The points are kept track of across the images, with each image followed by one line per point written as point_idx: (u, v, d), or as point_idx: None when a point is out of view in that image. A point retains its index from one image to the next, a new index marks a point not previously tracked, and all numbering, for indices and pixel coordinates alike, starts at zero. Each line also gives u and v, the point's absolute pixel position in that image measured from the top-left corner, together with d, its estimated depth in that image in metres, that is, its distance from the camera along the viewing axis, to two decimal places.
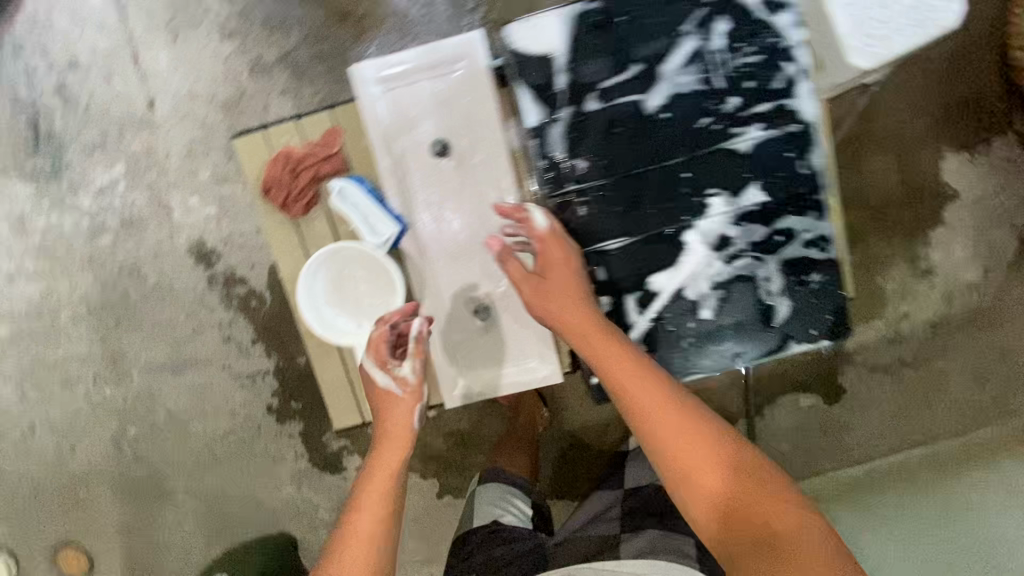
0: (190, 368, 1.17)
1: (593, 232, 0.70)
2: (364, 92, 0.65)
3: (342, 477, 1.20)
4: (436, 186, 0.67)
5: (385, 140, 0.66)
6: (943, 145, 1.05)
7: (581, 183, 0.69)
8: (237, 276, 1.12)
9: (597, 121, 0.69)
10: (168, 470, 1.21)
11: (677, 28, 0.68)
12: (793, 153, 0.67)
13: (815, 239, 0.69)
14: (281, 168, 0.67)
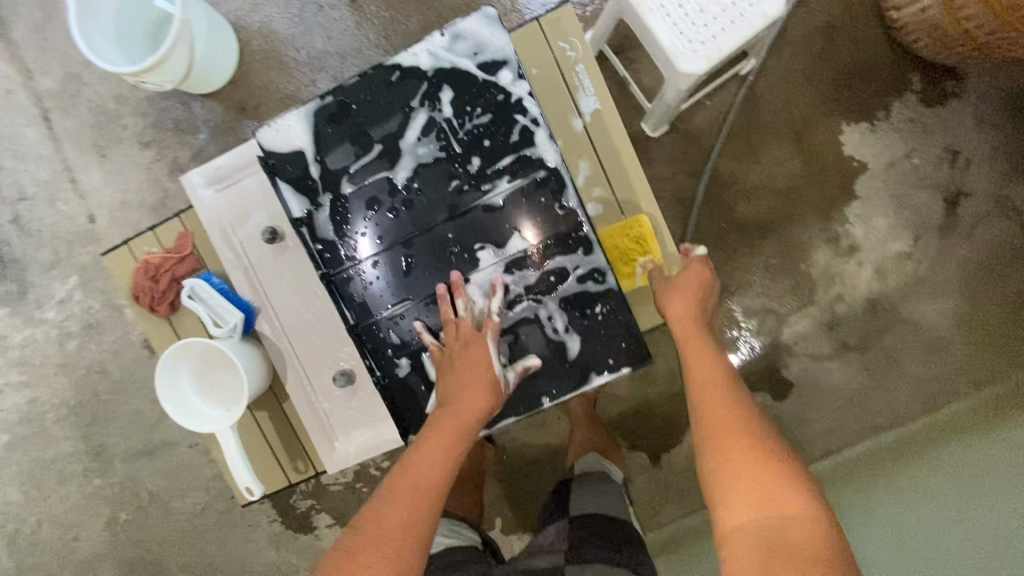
0: (164, 450, 1.26)
1: (373, 304, 0.68)
2: (195, 197, 0.71)
3: (315, 537, 1.25)
4: (258, 273, 0.72)
5: (219, 235, 0.71)
6: (841, 118, 1.02)
7: (353, 262, 0.67)
8: None
9: (347, 207, 0.67)
10: (159, 547, 1.30)
11: (408, 104, 0.66)
12: (548, 197, 0.65)
13: (592, 273, 0.66)
14: (141, 276, 0.73)
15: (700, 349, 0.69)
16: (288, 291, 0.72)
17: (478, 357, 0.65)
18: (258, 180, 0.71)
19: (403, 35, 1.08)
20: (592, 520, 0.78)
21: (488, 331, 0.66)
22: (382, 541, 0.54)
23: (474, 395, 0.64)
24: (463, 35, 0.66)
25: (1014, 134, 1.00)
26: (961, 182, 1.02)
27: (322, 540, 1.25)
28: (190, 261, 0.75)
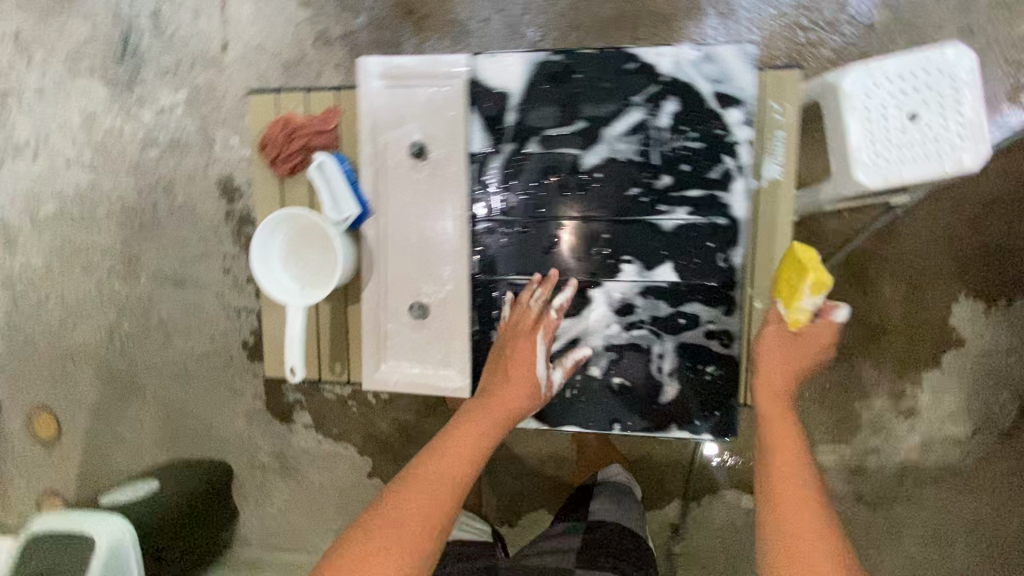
0: (188, 287, 1.27)
1: (505, 263, 0.72)
2: (364, 83, 0.70)
3: (288, 429, 1.27)
4: (391, 180, 0.71)
5: (369, 127, 0.71)
6: (962, 289, 1.00)
7: (507, 218, 0.71)
8: (252, 218, 1.22)
9: (529, 163, 0.70)
10: (143, 370, 1.32)
11: (629, 97, 0.68)
12: (716, 246, 0.68)
13: (719, 331, 0.70)
14: (279, 130, 0.73)
15: (784, 422, 0.67)
16: (408, 210, 0.72)
17: (528, 353, 0.69)
18: (434, 95, 0.70)
19: (591, 16, 1.06)
20: (610, 532, 0.78)
21: (542, 331, 0.70)
22: (402, 527, 0.62)
23: (511, 398, 0.69)
24: (714, 59, 0.66)
25: None
26: None
27: (292, 435, 1.27)
28: (328, 138, 0.75)
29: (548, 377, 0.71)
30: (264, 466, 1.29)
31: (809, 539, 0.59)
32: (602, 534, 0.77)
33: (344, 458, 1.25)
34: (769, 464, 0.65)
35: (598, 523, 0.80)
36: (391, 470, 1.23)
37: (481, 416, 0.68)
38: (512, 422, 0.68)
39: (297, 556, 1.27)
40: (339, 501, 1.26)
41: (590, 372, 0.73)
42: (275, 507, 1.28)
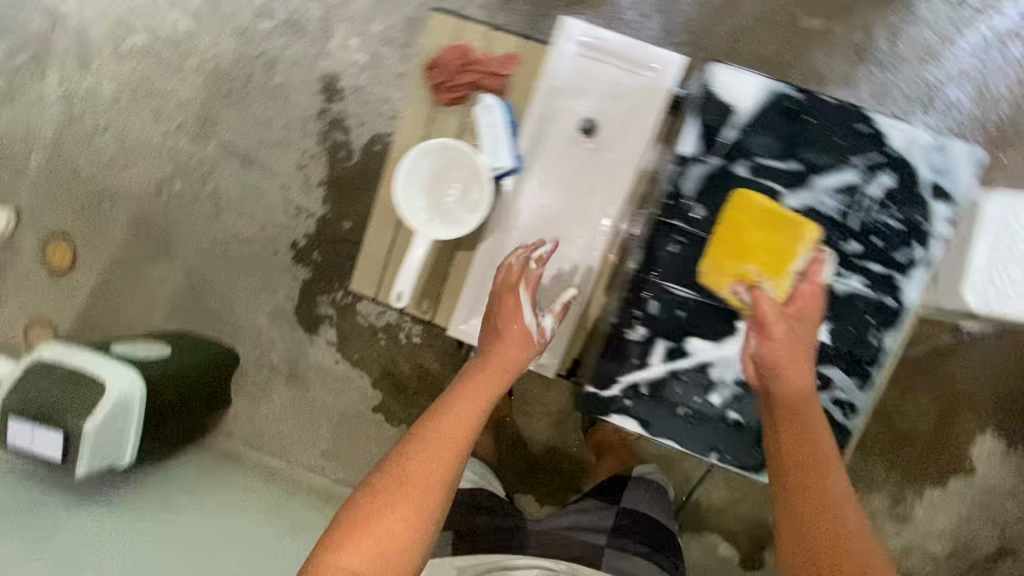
0: (256, 169, 1.23)
1: (679, 273, 0.81)
2: (562, 45, 0.84)
3: (309, 340, 1.25)
4: (558, 143, 0.87)
5: (546, 88, 0.85)
6: (991, 423, 1.05)
7: (689, 225, 0.80)
8: (344, 124, 1.19)
9: (737, 184, 0.80)
10: (180, 234, 1.27)
11: (851, 158, 0.78)
12: (876, 322, 0.79)
13: (846, 403, 0.81)
14: (453, 60, 0.86)
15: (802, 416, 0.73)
16: (570, 173, 0.87)
17: (512, 307, 0.83)
18: (618, 82, 0.85)
19: (750, 49, 1.05)
20: (641, 520, 0.82)
21: (524, 284, 0.84)
22: (410, 484, 0.69)
23: (512, 357, 0.81)
24: (944, 151, 0.78)
25: None
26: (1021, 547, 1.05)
27: (311, 347, 1.25)
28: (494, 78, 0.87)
29: (538, 324, 0.84)
30: (271, 367, 1.27)
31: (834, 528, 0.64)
32: (632, 523, 0.81)
33: (355, 385, 1.24)
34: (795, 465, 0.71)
35: (631, 509, 0.83)
36: (397, 411, 1.23)
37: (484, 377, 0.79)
38: (510, 377, 0.80)
39: (276, 463, 1.26)
40: (335, 424, 1.25)
41: (709, 399, 0.83)
42: (271, 409, 1.27)
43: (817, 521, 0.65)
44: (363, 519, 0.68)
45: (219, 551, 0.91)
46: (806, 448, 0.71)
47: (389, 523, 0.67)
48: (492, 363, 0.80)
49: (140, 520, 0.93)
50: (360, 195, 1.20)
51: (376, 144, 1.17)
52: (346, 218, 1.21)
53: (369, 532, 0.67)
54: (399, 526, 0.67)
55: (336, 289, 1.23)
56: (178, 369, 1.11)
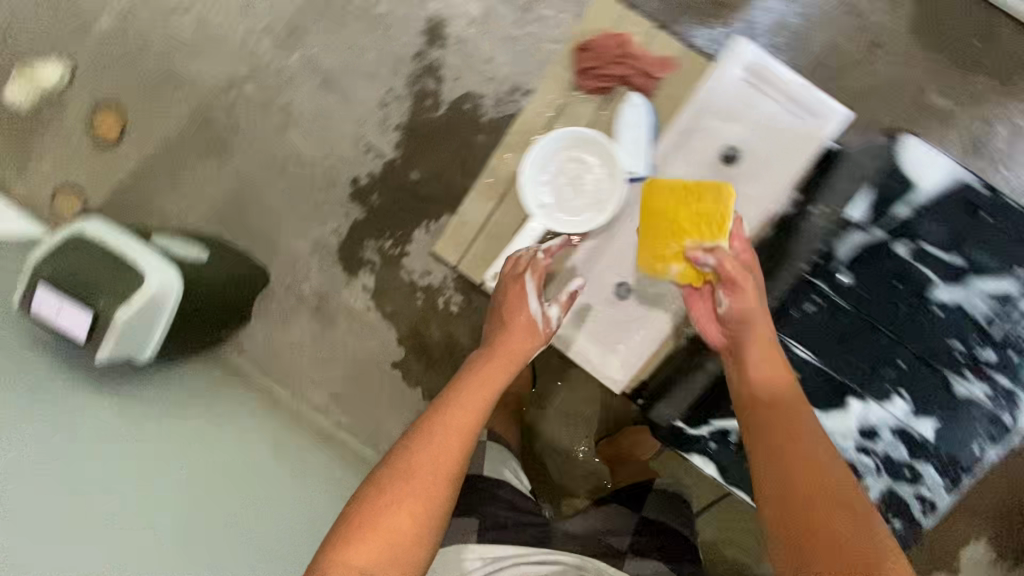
0: (335, 95, 1.17)
1: (806, 330, 0.91)
2: (736, 59, 0.91)
3: (345, 280, 1.21)
4: (702, 152, 0.94)
5: (700, 107, 0.93)
6: (986, 533, 1.07)
7: (833, 290, 0.90)
8: (438, 73, 1.13)
9: (893, 266, 0.89)
10: (239, 138, 1.22)
11: (1014, 267, 0.86)
12: (984, 430, 0.89)
13: (928, 497, 0.91)
14: (610, 47, 1.00)
15: (776, 386, 0.74)
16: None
17: (518, 295, 0.90)
18: (781, 115, 0.91)
19: (871, 112, 1.02)
20: (660, 529, 0.85)
21: (530, 274, 0.91)
22: (415, 475, 0.69)
23: (517, 349, 0.86)
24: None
25: None
26: None
27: (345, 288, 1.22)
28: (645, 75, 0.99)
29: (543, 312, 0.90)
30: (300, 297, 1.23)
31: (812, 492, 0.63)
32: (652, 532, 0.84)
33: (380, 337, 1.22)
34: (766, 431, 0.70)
35: (651, 519, 0.86)
36: (415, 371, 1.21)
37: (491, 366, 0.83)
38: (513, 367, 0.84)
39: (281, 392, 1.23)
40: (350, 370, 1.23)
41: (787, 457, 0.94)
42: (289, 339, 1.24)
43: (803, 504, 0.62)
44: (368, 513, 0.66)
45: (230, 486, 0.94)
46: (783, 430, 0.69)
47: (396, 517, 0.66)
48: (498, 355, 0.85)
49: (159, 428, 0.93)
50: (435, 150, 1.15)
51: (466, 103, 1.12)
52: (414, 169, 1.16)
53: (378, 526, 0.65)
54: (402, 521, 0.66)
55: (385, 237, 1.19)
56: (210, 277, 1.07)
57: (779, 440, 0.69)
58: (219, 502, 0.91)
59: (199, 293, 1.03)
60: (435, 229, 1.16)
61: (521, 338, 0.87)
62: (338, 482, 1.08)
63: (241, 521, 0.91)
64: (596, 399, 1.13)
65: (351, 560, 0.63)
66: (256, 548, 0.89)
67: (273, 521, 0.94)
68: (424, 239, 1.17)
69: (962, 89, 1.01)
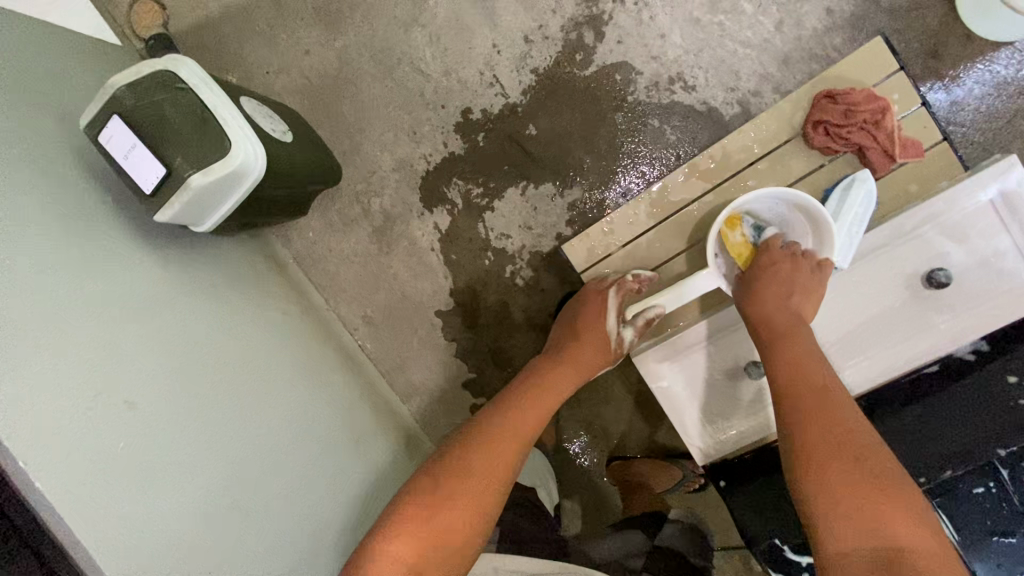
0: (479, 8, 1.04)
1: (961, 509, 0.74)
2: (990, 177, 0.72)
3: (418, 211, 1.12)
4: (889, 267, 0.78)
5: (931, 211, 0.76)
6: None
7: (1012, 484, 0.72)
8: (601, 30, 1.00)
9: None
10: (358, 18, 1.08)
11: None
12: None
13: None
14: (864, 104, 0.81)
15: (799, 348, 0.71)
16: (876, 310, 0.79)
17: (597, 310, 0.87)
18: (1009, 256, 0.73)
19: None
20: (675, 558, 0.86)
21: (614, 290, 0.87)
22: (469, 481, 0.69)
23: (587, 361, 0.84)
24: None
25: None
26: None
27: (416, 219, 1.13)
28: (883, 153, 0.82)
29: (618, 335, 0.86)
30: (366, 210, 1.14)
31: (835, 463, 0.60)
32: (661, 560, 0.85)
33: (434, 281, 1.14)
34: (794, 398, 0.67)
35: (663, 546, 0.88)
36: (457, 327, 1.15)
37: (559, 378, 0.82)
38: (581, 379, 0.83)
39: (315, 298, 1.17)
40: (391, 302, 1.16)
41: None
42: (340, 248, 1.16)
43: (827, 470, 0.60)
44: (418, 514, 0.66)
45: (262, 397, 0.88)
46: (814, 400, 0.66)
47: (446, 521, 0.66)
48: (565, 363, 0.84)
49: (199, 318, 0.86)
50: (566, 111, 1.03)
51: (617, 73, 1.00)
52: (534, 122, 1.04)
53: (416, 523, 0.65)
54: (451, 525, 0.66)
55: (477, 183, 1.09)
56: (292, 164, 0.97)
57: (802, 397, 0.67)
58: (254, 412, 0.85)
59: (274, 176, 0.93)
60: (532, 195, 1.07)
61: (594, 351, 0.85)
62: (354, 418, 1.04)
63: (275, 436, 0.86)
64: (624, 417, 1.09)
65: (397, 554, 0.62)
66: (286, 472, 0.85)
67: (300, 448, 0.89)
68: (517, 200, 1.08)
69: None
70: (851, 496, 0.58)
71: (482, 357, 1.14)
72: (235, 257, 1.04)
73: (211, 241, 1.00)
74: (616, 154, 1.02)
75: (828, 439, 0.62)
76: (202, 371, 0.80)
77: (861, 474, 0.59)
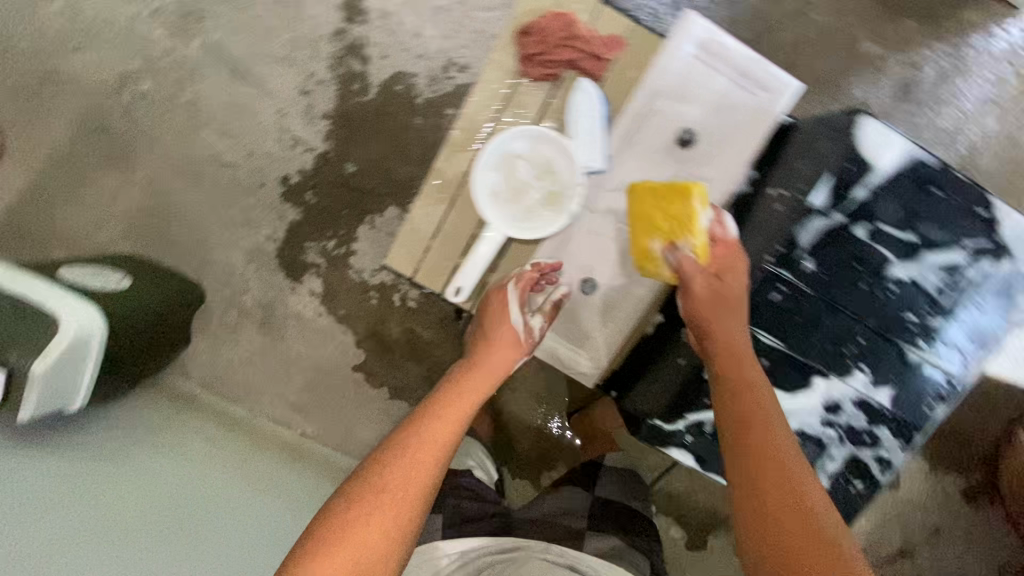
0: (247, 84, 1.06)
1: (766, 320, 0.77)
2: (679, 39, 0.81)
3: (289, 286, 1.14)
4: (646, 150, 0.85)
5: (649, 85, 0.83)
6: (922, 449, 1.19)
7: (792, 279, 0.76)
8: (363, 53, 1.04)
9: (851, 247, 0.75)
10: (146, 144, 1.09)
11: (964, 236, 0.74)
12: (936, 396, 0.77)
13: (885, 461, 0.79)
14: (554, 29, 0.85)
15: (742, 378, 0.70)
16: (655, 184, 0.85)
17: (497, 303, 0.85)
18: (725, 93, 0.82)
19: (808, 68, 1.04)
20: (618, 507, 0.91)
21: (515, 282, 0.85)
22: (386, 492, 0.64)
23: (498, 365, 0.81)
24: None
25: (979, 560, 1.22)
26: (920, 550, 1.23)
27: (291, 295, 1.15)
28: (592, 59, 0.86)
29: (526, 323, 0.85)
30: (242, 308, 1.16)
31: (783, 489, 0.60)
32: (609, 513, 0.90)
33: (336, 341, 1.17)
34: (743, 423, 0.67)
35: (607, 499, 0.92)
36: (378, 372, 1.18)
37: (473, 380, 0.78)
38: (492, 385, 0.79)
39: (237, 411, 1.17)
40: (309, 378, 1.18)
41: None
42: (238, 353, 1.17)
43: (771, 496, 0.60)
44: (332, 531, 0.60)
45: (194, 520, 0.86)
46: (758, 424, 0.66)
47: (356, 537, 0.60)
48: (478, 370, 0.80)
49: (117, 470, 0.86)
50: (370, 138, 1.06)
51: (396, 83, 1.04)
52: (348, 160, 1.07)
53: (328, 552, 0.59)
54: (364, 540, 0.60)
55: (328, 238, 1.11)
56: (146, 303, 0.98)
57: (751, 422, 0.66)
58: (196, 521, 0.86)
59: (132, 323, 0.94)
60: (381, 224, 1.09)
61: (504, 350, 0.82)
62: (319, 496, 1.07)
63: (239, 545, 0.88)
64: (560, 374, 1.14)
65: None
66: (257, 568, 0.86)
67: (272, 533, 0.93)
68: (371, 234, 1.10)
69: (890, 33, 1.04)
70: (790, 519, 0.58)
71: (413, 385, 1.18)
72: (137, 409, 1.04)
73: (103, 406, 1.00)
74: (431, 154, 1.06)
75: (775, 461, 0.63)
76: (132, 522, 0.80)
77: (800, 501, 0.59)
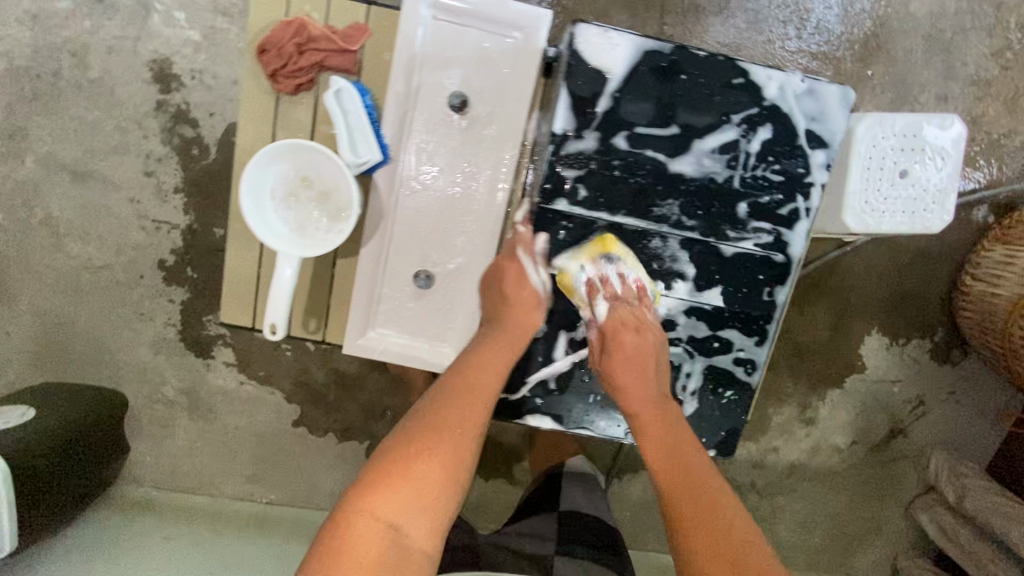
0: (92, 184, 1.04)
1: (563, 258, 0.75)
2: (412, 7, 0.77)
3: (203, 365, 1.13)
4: (425, 127, 0.81)
5: (402, 61, 0.78)
6: (876, 325, 1.15)
7: (570, 208, 0.73)
8: (190, 117, 1.02)
9: (619, 159, 0.73)
10: (19, 274, 1.07)
11: (728, 113, 0.73)
12: (765, 279, 0.77)
13: (744, 360, 0.80)
14: (286, 41, 0.82)
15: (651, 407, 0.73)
16: (443, 154, 0.82)
17: (513, 268, 0.74)
18: (480, 44, 0.79)
19: None
20: (590, 524, 0.89)
21: (521, 248, 0.74)
22: (441, 435, 0.64)
23: (526, 326, 0.73)
24: (816, 94, 0.74)
25: (969, 416, 1.18)
26: (910, 426, 1.19)
27: (209, 372, 1.13)
28: (341, 57, 0.83)
29: (546, 284, 0.74)
30: (167, 401, 1.14)
31: (704, 514, 0.65)
32: (583, 531, 0.88)
33: (268, 404, 1.15)
34: (659, 453, 0.70)
35: (581, 516, 0.90)
36: (319, 421, 1.16)
37: (506, 336, 0.73)
38: (523, 345, 0.73)
39: (197, 501, 1.16)
40: (255, 447, 1.17)
41: None
42: (180, 444, 1.16)
43: (698, 519, 0.64)
44: (388, 472, 0.61)
45: None
46: (673, 453, 0.70)
47: (418, 476, 0.61)
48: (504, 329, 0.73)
49: None
50: (226, 198, 1.05)
51: (232, 137, 1.02)
52: (214, 226, 1.06)
53: (395, 487, 0.60)
54: (429, 477, 0.61)
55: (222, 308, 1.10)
56: (60, 416, 0.97)
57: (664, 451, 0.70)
58: None
59: (51, 446, 0.91)
60: None
61: (529, 306, 0.73)
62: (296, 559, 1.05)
63: None
64: None
65: (373, 518, 0.58)
66: None
67: None
68: None
69: None
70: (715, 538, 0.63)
71: (356, 423, 1.16)
72: (96, 521, 1.02)
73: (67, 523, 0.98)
74: None
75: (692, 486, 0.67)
76: None
77: (722, 523, 0.64)
